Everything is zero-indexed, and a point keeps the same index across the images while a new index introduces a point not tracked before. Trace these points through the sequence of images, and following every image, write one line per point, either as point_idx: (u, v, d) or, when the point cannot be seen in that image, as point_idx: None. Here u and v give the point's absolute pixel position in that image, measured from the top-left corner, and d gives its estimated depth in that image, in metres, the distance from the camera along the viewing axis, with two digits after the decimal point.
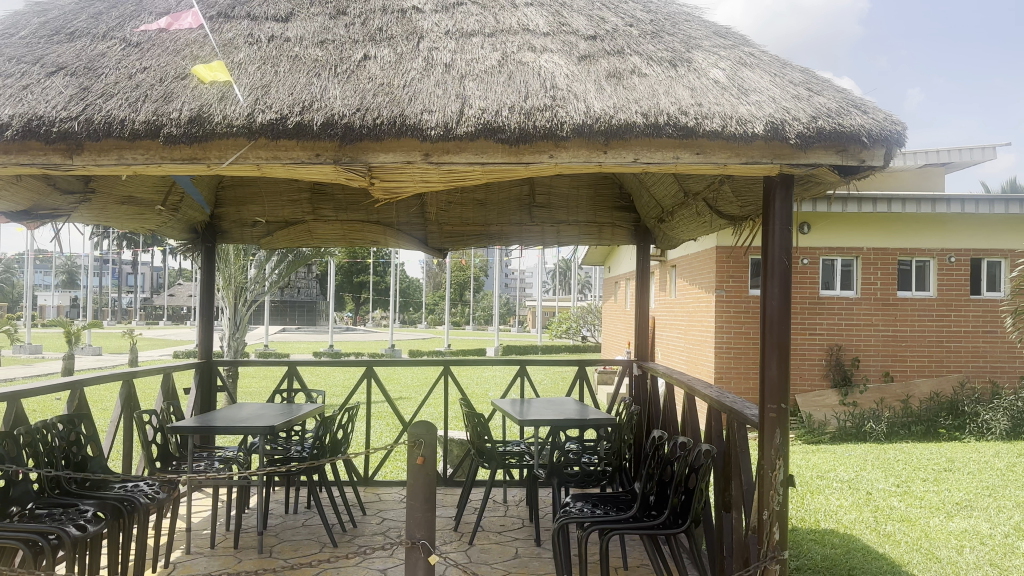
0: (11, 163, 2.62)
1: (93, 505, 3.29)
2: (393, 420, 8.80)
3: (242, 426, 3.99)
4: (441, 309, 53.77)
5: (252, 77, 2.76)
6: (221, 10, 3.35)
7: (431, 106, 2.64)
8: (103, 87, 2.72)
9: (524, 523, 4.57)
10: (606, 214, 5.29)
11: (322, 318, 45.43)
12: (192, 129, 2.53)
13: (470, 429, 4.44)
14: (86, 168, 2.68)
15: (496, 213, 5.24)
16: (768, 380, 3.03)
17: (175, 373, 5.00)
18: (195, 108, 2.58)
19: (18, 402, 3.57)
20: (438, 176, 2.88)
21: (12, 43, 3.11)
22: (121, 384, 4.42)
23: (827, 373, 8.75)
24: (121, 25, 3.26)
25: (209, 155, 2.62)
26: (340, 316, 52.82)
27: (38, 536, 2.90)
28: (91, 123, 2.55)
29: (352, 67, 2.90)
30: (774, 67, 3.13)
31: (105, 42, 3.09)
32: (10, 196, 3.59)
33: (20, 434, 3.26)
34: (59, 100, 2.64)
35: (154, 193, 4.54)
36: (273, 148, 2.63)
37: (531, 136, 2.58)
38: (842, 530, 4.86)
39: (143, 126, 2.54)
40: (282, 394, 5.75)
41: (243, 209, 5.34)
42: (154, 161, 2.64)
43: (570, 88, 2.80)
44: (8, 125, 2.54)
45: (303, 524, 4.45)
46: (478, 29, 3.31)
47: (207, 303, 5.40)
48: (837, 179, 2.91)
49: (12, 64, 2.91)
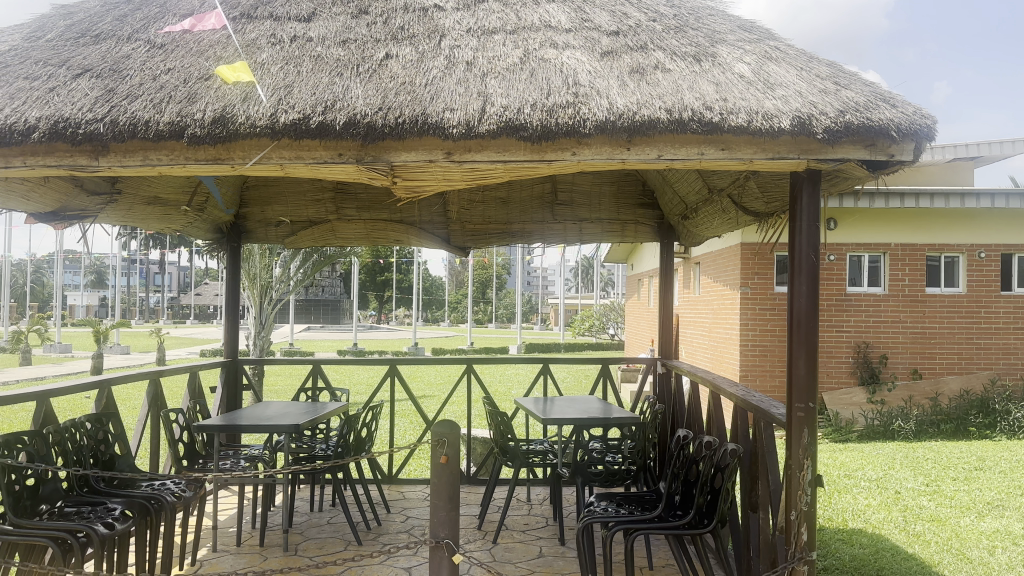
0: (39, 165, 2.66)
1: (121, 503, 3.32)
2: (416, 418, 8.83)
3: (267, 425, 4.00)
4: (463, 308, 54.00)
5: (275, 77, 2.77)
6: (244, 11, 3.37)
7: (453, 105, 2.63)
8: (128, 89, 2.74)
9: (549, 522, 4.56)
10: (630, 211, 5.25)
11: (346, 317, 45.80)
12: (216, 129, 2.55)
13: (493, 428, 4.42)
14: (112, 170, 2.71)
15: (518, 211, 5.24)
16: (795, 379, 2.98)
17: (201, 372, 5.04)
18: (219, 109, 2.59)
19: (48, 401, 3.61)
20: (460, 175, 2.87)
21: (39, 46, 3.15)
22: (148, 384, 4.47)
23: (855, 371, 8.63)
24: (145, 27, 3.29)
25: (233, 155, 2.64)
26: (364, 314, 53.24)
27: (67, 534, 2.93)
28: (116, 124, 2.57)
29: (374, 67, 2.90)
30: (801, 60, 3.08)
31: (129, 45, 3.11)
32: (39, 198, 3.65)
33: (50, 432, 3.31)
34: (85, 102, 2.67)
35: (179, 194, 4.57)
36: (297, 148, 2.63)
37: (554, 133, 2.56)
38: (871, 529, 4.79)
39: (167, 127, 2.56)
40: (307, 393, 5.76)
41: (268, 209, 5.37)
42: (179, 162, 2.66)
43: (592, 84, 2.78)
44: (35, 127, 2.57)
45: (329, 522, 4.48)
46: (500, 27, 3.29)
47: (233, 303, 5.44)
48: (866, 174, 2.86)
49: (40, 67, 2.94)
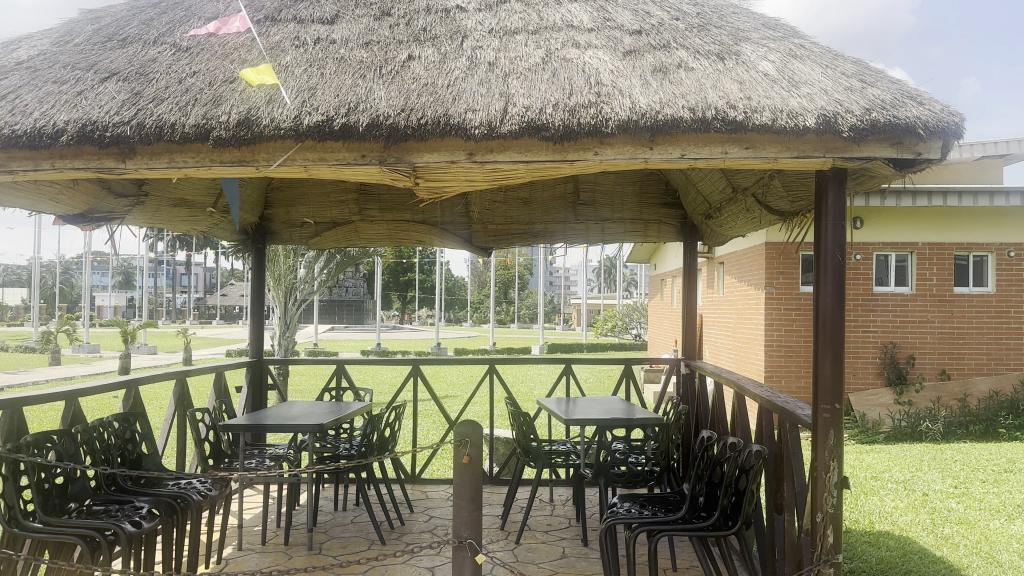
0: (67, 168, 2.70)
1: (149, 502, 3.37)
2: (439, 419, 8.85)
3: (291, 424, 4.03)
4: (486, 308, 54.11)
5: (299, 80, 2.79)
6: (268, 14, 3.40)
7: (475, 105, 2.63)
8: (154, 92, 2.77)
9: (572, 522, 4.55)
10: (652, 211, 5.22)
11: (369, 317, 46.10)
12: (241, 132, 2.57)
13: (515, 428, 4.42)
14: (138, 172, 2.74)
15: (540, 211, 5.23)
16: (821, 379, 2.95)
17: (227, 372, 5.10)
18: (243, 111, 2.61)
19: (76, 400, 3.66)
20: (482, 175, 2.87)
21: (67, 50, 3.20)
22: (175, 383, 4.52)
23: (882, 372, 8.54)
24: (171, 30, 3.33)
25: (258, 157, 2.66)
26: (388, 315, 53.54)
27: (95, 532, 2.98)
28: (143, 127, 2.60)
29: (396, 68, 2.91)
30: (826, 58, 3.04)
31: (155, 48, 3.15)
32: (68, 200, 3.72)
33: (79, 432, 3.37)
34: (113, 105, 2.71)
35: (205, 196, 4.62)
36: (320, 149, 2.65)
37: (576, 133, 2.56)
38: (898, 532, 4.72)
39: (193, 129, 2.59)
40: (331, 392, 5.79)
41: (293, 210, 5.43)
42: (204, 164, 2.68)
43: (615, 84, 2.77)
44: (64, 130, 2.61)
45: (353, 521, 4.51)
46: (522, 27, 3.29)
47: (258, 303, 5.49)
48: (893, 172, 2.82)
49: (68, 70, 2.99)
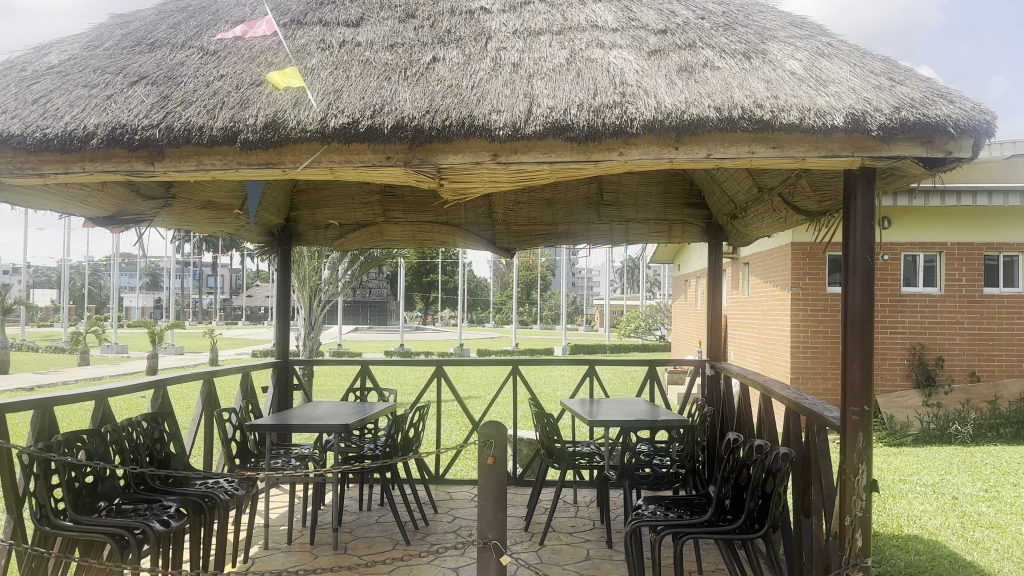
0: (97, 171, 2.74)
1: (177, 501, 3.41)
2: (462, 419, 8.87)
3: (316, 424, 4.06)
4: (508, 309, 54.14)
5: (325, 82, 2.81)
6: (294, 17, 3.42)
7: (499, 106, 2.64)
8: (183, 95, 2.81)
9: (596, 524, 4.54)
10: (677, 211, 5.19)
11: (393, 318, 46.31)
12: (267, 134, 2.59)
13: (539, 429, 4.41)
14: (166, 175, 2.77)
15: (564, 212, 5.22)
16: (850, 382, 2.92)
17: (254, 372, 5.15)
18: (270, 114, 2.63)
19: (106, 400, 3.72)
20: (506, 176, 2.87)
21: (97, 54, 3.25)
22: (202, 384, 4.58)
23: (910, 373, 8.39)
24: (199, 34, 3.37)
25: (284, 160, 2.67)
26: (411, 316, 53.74)
27: (124, 530, 3.02)
28: (172, 130, 2.64)
29: (421, 70, 2.92)
30: (854, 56, 3.00)
31: (183, 52, 3.19)
32: (97, 203, 3.78)
33: (108, 432, 3.42)
34: (142, 108, 2.74)
35: (231, 198, 4.67)
36: (346, 152, 2.66)
37: (601, 133, 2.54)
38: (927, 535, 4.65)
39: (221, 132, 2.62)
40: (356, 393, 5.81)
41: (318, 211, 5.47)
42: (232, 166, 2.70)
43: (640, 83, 2.75)
44: (94, 133, 2.65)
45: (377, 521, 4.52)
46: (546, 27, 3.29)
47: (284, 304, 5.54)
48: (922, 171, 2.77)
49: (98, 75, 3.03)
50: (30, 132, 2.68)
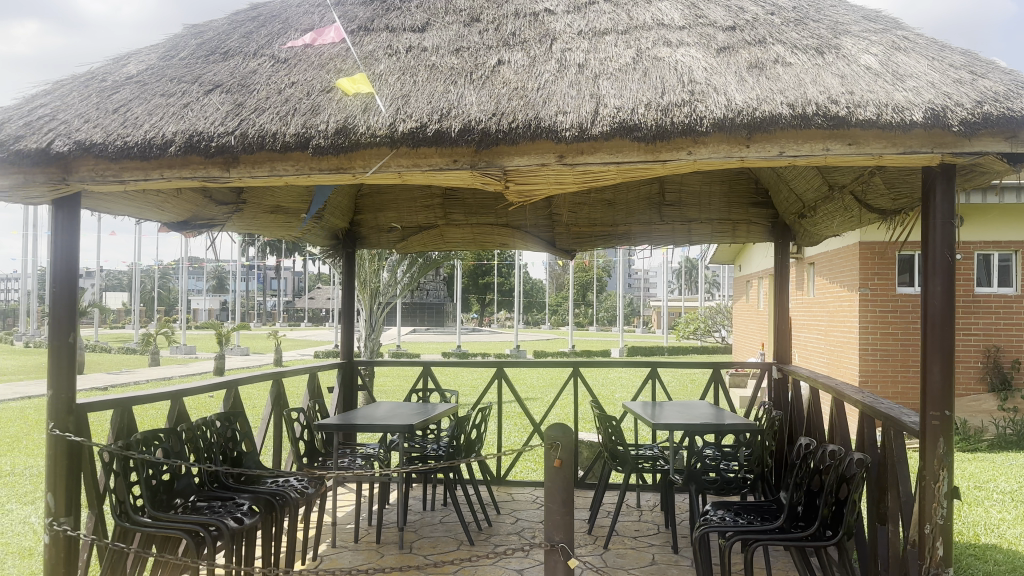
0: (175, 178, 2.83)
1: (249, 499, 3.49)
2: (521, 421, 8.89)
3: (381, 424, 4.12)
4: (565, 310, 53.98)
5: (393, 87, 2.85)
6: (361, 23, 3.48)
7: (566, 107, 2.63)
8: (256, 103, 2.88)
9: (660, 529, 4.48)
10: (741, 210, 5.09)
11: (450, 320, 46.67)
12: (338, 140, 2.64)
13: (602, 432, 4.38)
14: (240, 181, 2.85)
15: (624, 213, 5.18)
16: (929, 386, 2.81)
17: (320, 373, 5.24)
18: (340, 120, 2.68)
19: (181, 400, 3.84)
20: (572, 177, 2.85)
21: (174, 64, 3.36)
22: (271, 384, 4.68)
23: (984, 377, 8.08)
24: (270, 42, 3.46)
25: (354, 164, 2.72)
26: (467, 317, 54.08)
27: (200, 527, 3.10)
28: (246, 137, 2.71)
29: (487, 73, 2.93)
30: (932, 50, 2.90)
31: (255, 61, 3.27)
32: (173, 209, 3.91)
33: (183, 431, 3.54)
34: (217, 116, 2.82)
35: (298, 204, 4.76)
36: (414, 156, 2.69)
37: (669, 133, 2.51)
38: (1007, 545, 4.45)
39: (293, 138, 2.67)
40: (418, 394, 5.87)
41: (381, 215, 5.56)
42: (303, 171, 2.76)
43: (709, 81, 2.71)
44: (172, 141, 2.74)
45: (441, 521, 4.56)
46: (612, 27, 3.27)
47: (348, 306, 5.64)
48: (1008, 167, 2.65)
49: (175, 84, 3.14)
50: (112, 140, 2.78)
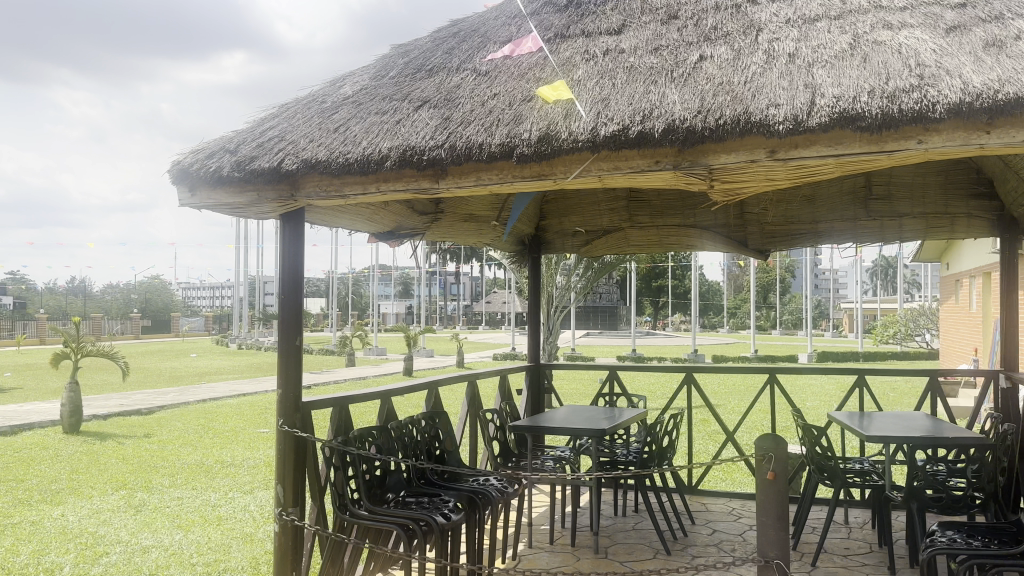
0: (389, 191, 3.01)
1: (454, 496, 3.65)
2: (707, 429, 8.64)
3: (573, 427, 4.15)
4: (745, 313, 51.90)
5: (593, 92, 2.85)
6: (557, 31, 3.52)
7: (777, 100, 2.50)
8: (462, 116, 3.00)
9: (873, 548, 4.16)
10: (961, 203, 4.58)
11: (624, 324, 46.37)
12: (542, 147, 2.68)
13: (804, 442, 4.14)
14: (449, 191, 2.98)
15: (825, 210, 4.88)
16: None
17: (510, 375, 5.38)
18: (544, 127, 2.72)
19: (389, 400, 4.08)
20: (783, 173, 2.71)
21: (385, 83, 3.58)
22: (466, 385, 4.87)
23: None
24: (471, 56, 3.59)
25: (555, 171, 2.76)
26: (642, 321, 53.45)
27: (412, 522, 3.28)
28: (455, 149, 2.82)
29: (689, 71, 2.86)
30: None
31: (458, 74, 3.41)
32: (380, 220, 4.18)
33: (393, 429, 3.77)
34: (428, 130, 2.96)
35: (489, 211, 4.91)
36: (615, 159, 2.68)
37: (896, 122, 2.32)
38: None
39: (499, 148, 2.75)
40: (605, 398, 5.86)
41: (565, 220, 5.62)
42: (508, 180, 2.85)
43: (941, 63, 2.48)
44: (389, 156, 2.92)
45: (635, 528, 4.51)
46: (822, 13, 3.08)
47: (535, 310, 5.74)
48: None
49: (387, 102, 3.34)
50: (334, 158, 3.01)
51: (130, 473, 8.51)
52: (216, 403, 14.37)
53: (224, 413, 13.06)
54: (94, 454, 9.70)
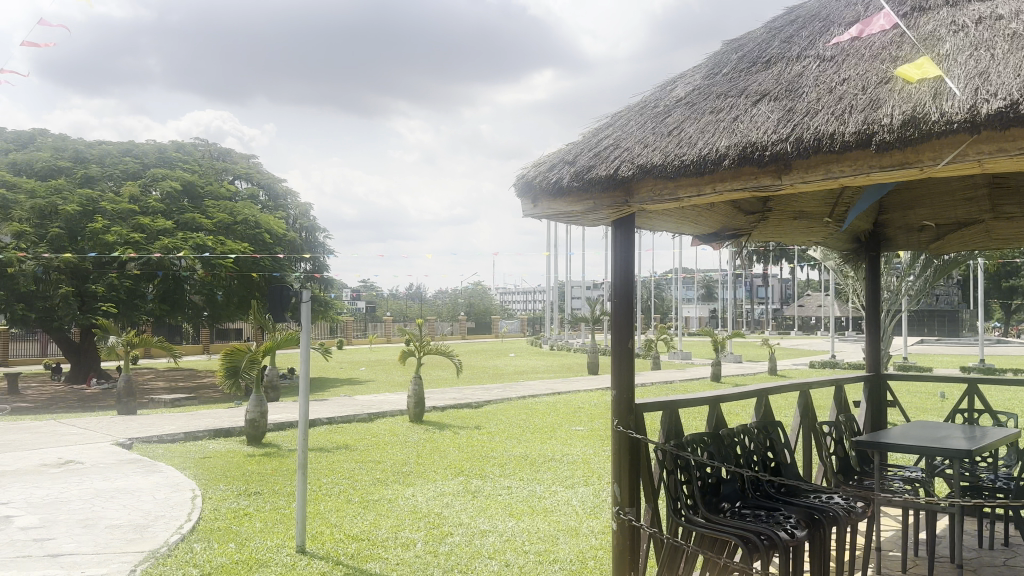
0: (727, 190, 2.96)
1: (794, 512, 3.43)
2: None
3: (929, 446, 3.69)
4: None
5: (967, 66, 2.54)
6: (914, 3, 3.25)
7: None
8: (807, 105, 2.84)
9: None
10: None
11: (967, 329, 40.55)
12: (906, 133, 2.45)
13: None
14: (792, 188, 2.84)
15: None
16: None
17: (846, 385, 4.96)
18: (908, 110, 2.46)
19: (720, 406, 3.99)
20: None
21: (718, 81, 3.50)
22: (798, 394, 4.58)
23: None
24: (812, 43, 3.39)
25: (923, 158, 2.48)
26: (990, 325, 46.27)
27: (752, 535, 3.14)
28: (802, 141, 2.69)
29: None
30: None
31: (800, 63, 3.23)
32: (707, 219, 4.12)
33: (726, 436, 3.67)
34: (769, 124, 2.86)
35: (820, 208, 4.53)
36: (1000, 140, 2.34)
37: None
38: None
39: (853, 136, 2.56)
40: (963, 415, 5.13)
41: (911, 213, 5.00)
42: (863, 171, 2.62)
43: None
44: (727, 154, 2.87)
45: (1008, 564, 3.87)
46: None
47: (872, 313, 5.36)
48: None
49: (722, 100, 3.27)
50: (671, 161, 3.06)
51: (465, 461, 9.40)
52: (534, 400, 15.36)
53: (542, 410, 13.90)
54: (435, 441, 10.90)
